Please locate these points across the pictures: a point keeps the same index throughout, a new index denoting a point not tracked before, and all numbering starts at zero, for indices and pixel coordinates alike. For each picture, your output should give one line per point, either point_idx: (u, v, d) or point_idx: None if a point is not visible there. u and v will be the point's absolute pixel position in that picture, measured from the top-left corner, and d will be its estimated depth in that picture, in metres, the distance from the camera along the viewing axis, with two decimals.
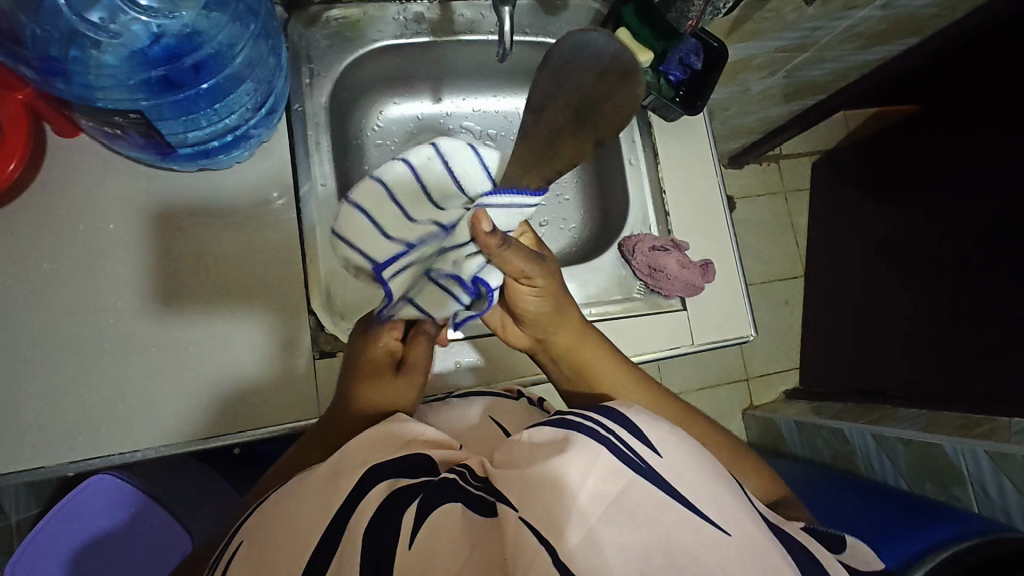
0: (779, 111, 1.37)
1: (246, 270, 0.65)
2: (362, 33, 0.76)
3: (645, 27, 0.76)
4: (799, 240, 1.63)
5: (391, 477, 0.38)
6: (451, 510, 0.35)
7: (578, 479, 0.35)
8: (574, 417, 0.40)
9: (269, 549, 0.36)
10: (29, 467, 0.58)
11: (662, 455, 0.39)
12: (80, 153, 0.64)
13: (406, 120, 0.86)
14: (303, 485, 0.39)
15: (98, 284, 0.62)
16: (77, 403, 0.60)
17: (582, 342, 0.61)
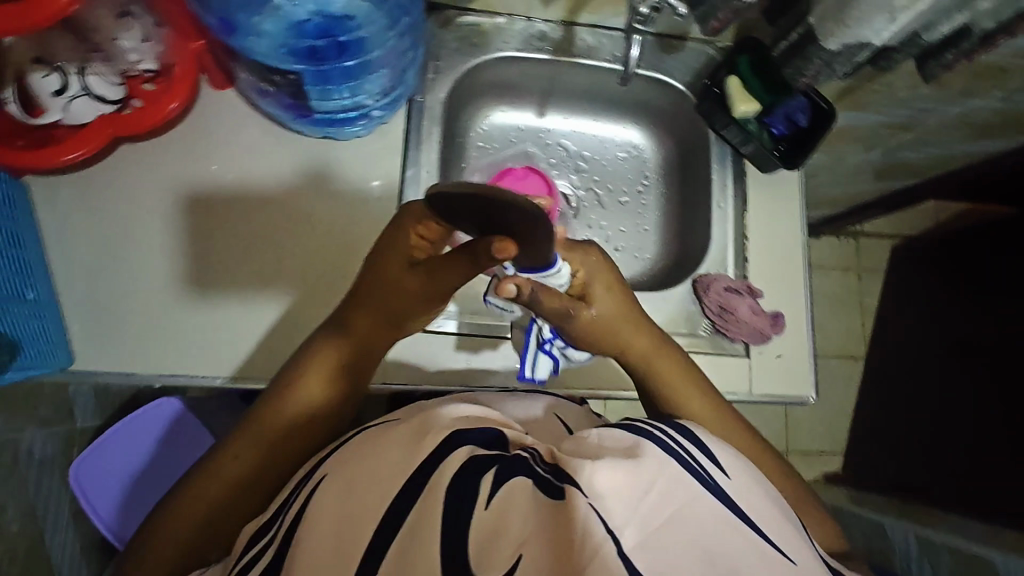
0: (868, 188, 1.35)
1: (297, 239, 0.69)
2: (488, 41, 0.81)
3: (756, 79, 0.79)
4: (866, 321, 1.55)
5: (471, 445, 0.38)
6: (523, 481, 0.35)
7: (648, 477, 0.36)
8: (643, 426, 0.42)
9: (355, 487, 0.38)
10: (124, 370, 0.64)
11: (729, 476, 0.40)
12: (226, 102, 0.70)
13: (508, 128, 0.91)
14: (389, 434, 0.40)
15: (153, 244, 0.66)
16: (172, 321, 0.65)
17: (655, 357, 0.63)
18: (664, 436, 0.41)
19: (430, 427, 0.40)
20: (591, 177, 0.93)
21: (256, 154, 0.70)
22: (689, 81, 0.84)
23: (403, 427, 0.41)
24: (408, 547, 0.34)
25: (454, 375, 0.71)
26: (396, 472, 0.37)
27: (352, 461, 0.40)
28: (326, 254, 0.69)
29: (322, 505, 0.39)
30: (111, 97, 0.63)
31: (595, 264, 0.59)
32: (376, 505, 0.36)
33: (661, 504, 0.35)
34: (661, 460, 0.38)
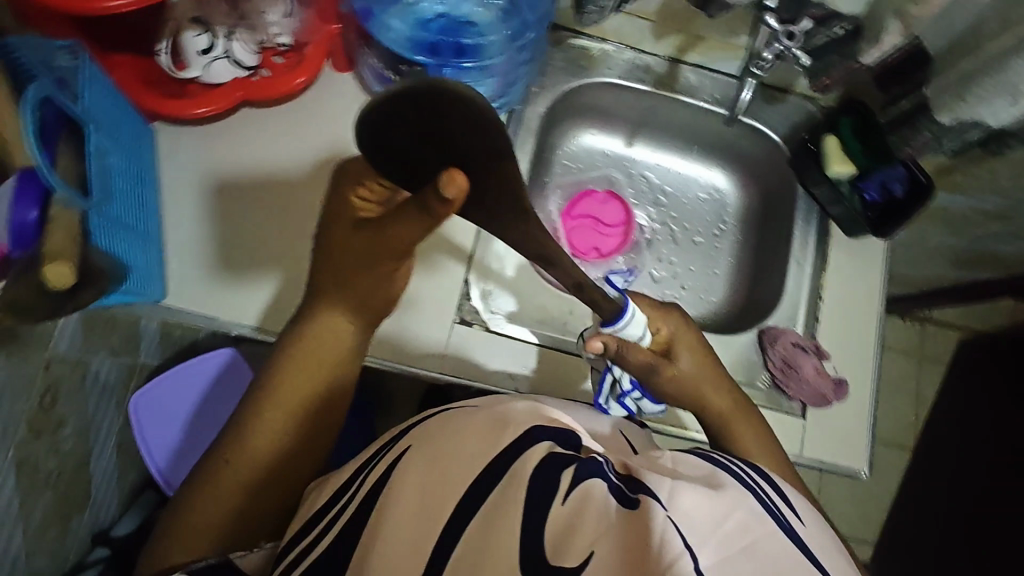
0: (947, 273, 1.30)
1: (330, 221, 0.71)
2: (594, 65, 0.83)
3: (857, 141, 0.79)
4: (920, 411, 1.47)
5: (549, 441, 0.42)
6: (602, 486, 0.39)
7: (730, 505, 0.40)
8: (723, 466, 0.46)
9: (438, 466, 0.43)
10: (199, 315, 0.68)
11: (804, 523, 0.43)
12: (342, 84, 0.74)
13: (595, 152, 0.92)
14: (474, 420, 0.46)
15: (186, 222, 0.69)
16: (246, 274, 0.69)
17: (733, 415, 0.66)
18: (737, 474, 0.46)
19: (511, 422, 0.45)
20: (669, 213, 0.93)
21: (290, 140, 0.73)
22: (786, 133, 0.84)
23: (482, 418, 0.46)
24: (488, 525, 0.39)
25: (505, 379, 0.72)
26: (478, 456, 0.42)
27: (429, 443, 0.46)
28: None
29: (407, 472, 0.45)
30: (247, 64, 0.67)
31: (678, 322, 0.68)
32: (460, 481, 0.42)
33: (743, 527, 0.39)
34: (740, 493, 0.42)
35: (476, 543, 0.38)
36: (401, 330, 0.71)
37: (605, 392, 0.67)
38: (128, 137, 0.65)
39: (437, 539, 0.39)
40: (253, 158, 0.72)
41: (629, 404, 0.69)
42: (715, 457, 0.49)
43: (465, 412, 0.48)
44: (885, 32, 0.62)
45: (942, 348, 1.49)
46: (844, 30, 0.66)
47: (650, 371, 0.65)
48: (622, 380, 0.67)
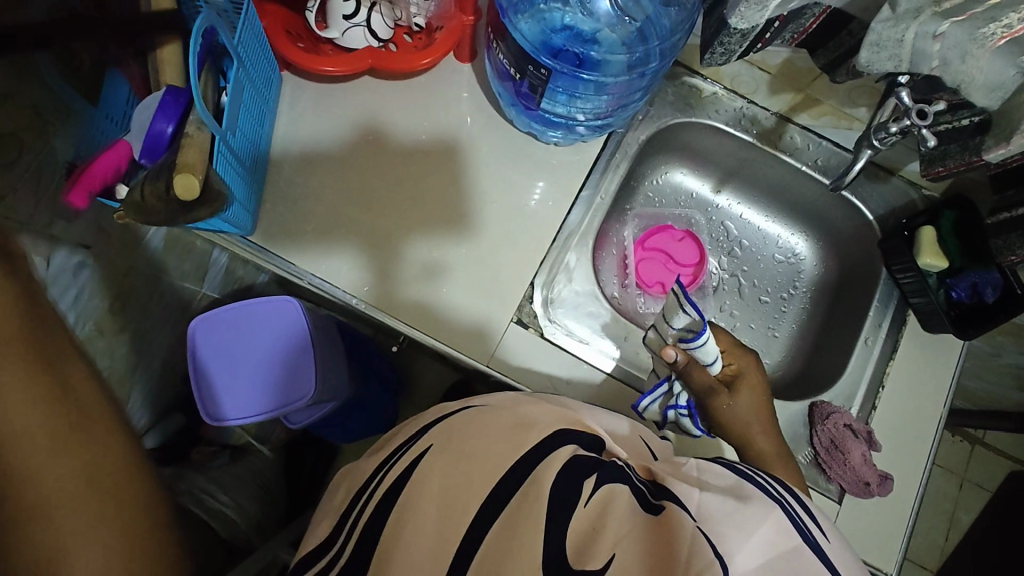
0: (1011, 395, 1.23)
1: (395, 194, 0.75)
2: (701, 106, 0.84)
3: (954, 238, 0.77)
4: (950, 533, 1.39)
5: (575, 444, 0.44)
6: (625, 488, 0.41)
7: (754, 521, 0.40)
8: (744, 473, 0.46)
9: (465, 461, 0.43)
10: (263, 248, 0.73)
11: (831, 541, 0.43)
12: (459, 75, 0.79)
13: (680, 190, 0.93)
14: (494, 413, 0.47)
15: (271, 181, 0.75)
16: (315, 226, 0.74)
17: (778, 470, 0.66)
18: (767, 482, 0.46)
19: (533, 425, 0.45)
20: (740, 265, 0.92)
21: (395, 114, 0.77)
22: (882, 214, 0.82)
23: (505, 415, 0.46)
24: (517, 519, 0.39)
25: (548, 386, 0.72)
26: (506, 453, 0.43)
27: (449, 439, 0.46)
28: (422, 214, 0.75)
29: (434, 466, 0.44)
30: (381, 35, 0.72)
31: (750, 363, 0.71)
32: (484, 479, 0.42)
33: (765, 544, 0.39)
34: (770, 504, 0.42)
35: (507, 536, 0.39)
36: (450, 312, 0.72)
37: (654, 395, 0.68)
38: (261, 80, 0.70)
39: (468, 529, 0.40)
40: (339, 127, 0.77)
41: (674, 418, 0.68)
42: (737, 464, 0.49)
43: (485, 409, 0.48)
44: (1015, 132, 0.58)
45: (988, 473, 1.41)
46: (971, 121, 0.65)
47: (709, 394, 0.67)
48: (675, 392, 0.68)
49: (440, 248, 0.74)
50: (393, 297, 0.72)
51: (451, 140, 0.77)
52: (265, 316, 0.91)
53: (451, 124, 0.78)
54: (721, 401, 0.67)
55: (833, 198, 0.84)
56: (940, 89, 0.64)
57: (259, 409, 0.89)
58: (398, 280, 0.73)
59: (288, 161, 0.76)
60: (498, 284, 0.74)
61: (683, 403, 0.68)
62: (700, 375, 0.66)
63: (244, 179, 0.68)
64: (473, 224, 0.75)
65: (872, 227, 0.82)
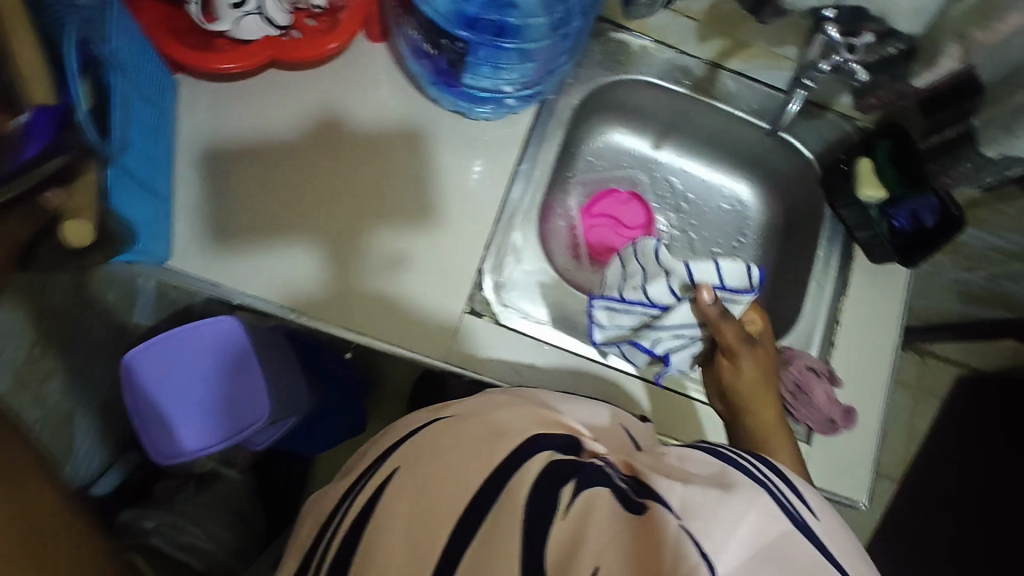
0: (953, 308, 1.29)
1: (335, 186, 0.70)
2: (630, 62, 0.81)
3: (892, 168, 0.77)
4: (910, 442, 1.47)
5: (549, 450, 0.42)
6: (601, 493, 0.38)
7: (739, 510, 0.39)
8: (727, 456, 0.45)
9: (433, 478, 0.41)
10: (186, 272, 0.67)
11: (819, 518, 0.42)
12: (368, 54, 0.73)
13: (621, 151, 0.91)
14: (461, 425, 0.45)
15: (192, 197, 0.68)
16: (241, 240, 0.68)
17: (763, 429, 0.68)
18: (751, 466, 0.44)
19: (505, 433, 0.43)
20: (689, 220, 0.92)
21: (315, 104, 0.71)
22: (820, 150, 0.82)
23: (475, 425, 0.44)
24: (496, 545, 0.36)
25: (512, 374, 0.70)
26: (473, 470, 0.40)
27: (421, 454, 0.43)
28: (363, 209, 0.70)
29: (404, 483, 0.42)
30: (278, 22, 0.65)
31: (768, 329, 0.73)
32: (451, 503, 0.39)
33: (750, 534, 0.38)
34: (755, 488, 0.41)
35: (479, 559, 0.36)
36: (404, 311, 0.68)
37: (627, 307, 0.70)
38: (151, 86, 0.63)
39: (451, 549, 0.37)
40: (249, 126, 0.70)
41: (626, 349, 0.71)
42: (719, 445, 0.48)
43: (452, 421, 0.45)
44: (940, 57, 0.64)
45: (938, 382, 1.49)
46: (897, 50, 0.66)
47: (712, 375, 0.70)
48: (655, 331, 0.70)
49: (384, 243, 0.69)
50: (351, 299, 0.68)
51: (385, 126, 0.72)
52: (196, 336, 0.84)
53: (372, 112, 0.72)
54: (723, 364, 0.70)
55: (769, 140, 0.84)
56: (864, 20, 0.63)
57: (214, 440, 0.85)
58: (353, 280, 0.68)
59: (200, 172, 0.69)
60: (450, 273, 0.70)
61: (650, 349, 0.70)
62: (725, 335, 0.69)
63: (145, 199, 0.61)
64: (416, 213, 0.71)
65: (815, 167, 0.82)
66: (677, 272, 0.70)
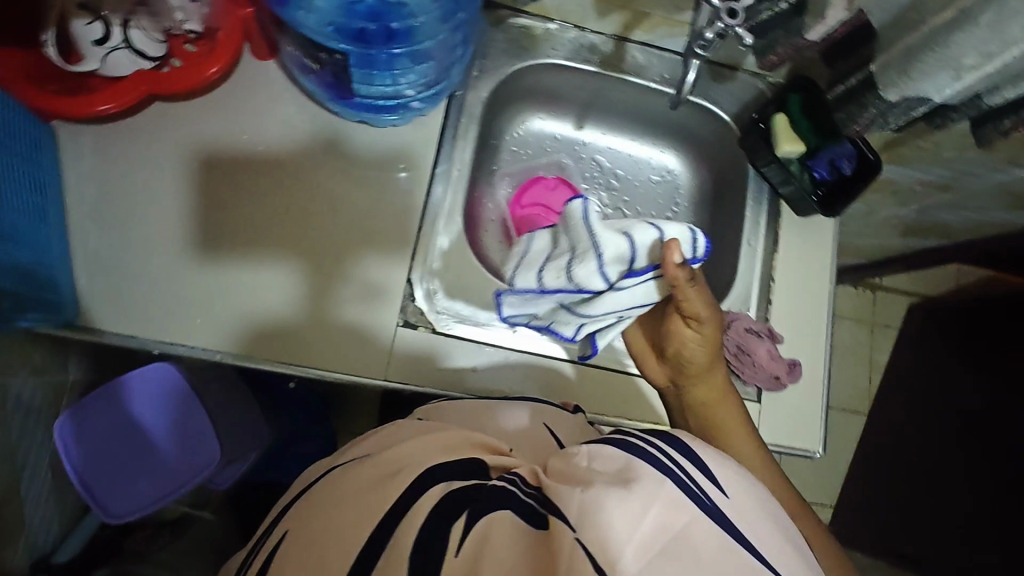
0: (895, 243, 1.32)
1: (305, 206, 0.69)
2: (536, 46, 0.80)
3: (805, 119, 0.77)
4: (873, 376, 1.51)
5: (444, 481, 0.45)
6: (496, 518, 0.41)
7: (642, 507, 0.40)
8: (636, 444, 0.47)
9: (324, 532, 0.45)
10: (119, 332, 0.64)
11: (726, 495, 0.45)
12: (259, 71, 0.70)
13: (543, 136, 0.89)
14: (361, 474, 0.49)
15: (152, 222, 0.66)
16: (173, 289, 0.65)
17: (695, 403, 0.68)
18: (661, 453, 0.46)
19: (397, 473, 0.47)
20: (621, 197, 0.91)
21: (238, 131, 0.69)
22: (736, 112, 0.82)
23: (369, 470, 0.49)
24: None
25: (457, 381, 0.69)
26: (361, 518, 0.44)
27: (321, 502, 0.48)
28: (330, 229, 0.69)
29: (305, 532, 0.46)
30: (151, 53, 0.65)
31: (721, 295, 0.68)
32: (343, 554, 0.43)
33: (656, 527, 0.40)
34: (659, 479, 0.42)
35: None
36: (356, 333, 0.67)
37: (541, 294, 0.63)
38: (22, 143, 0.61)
39: None
40: (160, 164, 0.67)
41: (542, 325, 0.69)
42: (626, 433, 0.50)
43: (350, 471, 0.50)
44: (828, 7, 0.63)
45: (893, 313, 1.54)
46: (788, 4, 0.64)
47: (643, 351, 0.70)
48: (576, 317, 0.64)
49: (337, 266, 0.68)
50: (317, 322, 0.67)
51: (336, 145, 0.71)
52: (132, 392, 0.86)
53: (276, 136, 0.70)
54: (684, 326, 0.63)
55: (683, 107, 0.83)
56: None
57: (175, 485, 0.87)
58: (323, 305, 0.67)
59: (106, 222, 0.66)
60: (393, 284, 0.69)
61: (572, 334, 0.67)
62: (687, 305, 0.59)
63: (37, 263, 0.60)
64: (359, 231, 0.69)
65: (733, 128, 0.83)
66: (610, 249, 0.57)
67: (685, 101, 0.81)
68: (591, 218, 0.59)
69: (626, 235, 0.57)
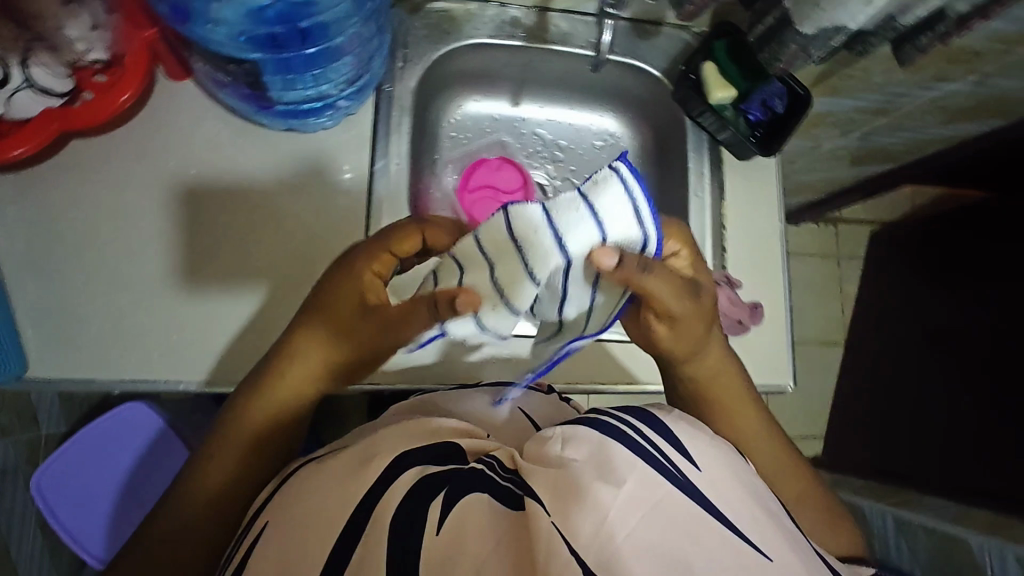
0: (847, 174, 1.34)
1: (274, 225, 0.70)
2: (458, 28, 0.79)
3: (733, 66, 0.78)
4: (845, 306, 1.55)
5: (420, 465, 0.47)
6: (472, 499, 0.42)
7: (614, 491, 0.42)
8: (614, 425, 0.48)
9: (302, 523, 0.45)
10: (80, 378, 0.64)
11: (701, 468, 0.47)
12: (180, 95, 0.70)
13: (482, 117, 0.89)
14: (335, 466, 0.49)
15: (95, 263, 0.66)
16: (127, 327, 0.65)
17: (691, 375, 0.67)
18: (637, 434, 0.47)
19: (372, 458, 0.48)
20: (567, 167, 0.92)
21: (169, 161, 0.69)
22: (666, 67, 0.83)
23: (342, 463, 0.48)
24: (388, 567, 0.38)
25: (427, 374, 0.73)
26: (337, 509, 0.44)
27: (295, 495, 0.48)
28: (302, 247, 0.70)
29: (279, 534, 0.46)
30: (59, 89, 0.63)
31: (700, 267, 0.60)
32: (320, 543, 0.43)
33: (632, 502, 0.41)
34: (632, 462, 0.44)
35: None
36: None
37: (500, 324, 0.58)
38: None
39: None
40: (96, 205, 0.67)
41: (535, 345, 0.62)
42: (603, 413, 0.52)
43: (323, 467, 0.49)
44: None
45: (855, 242, 1.57)
46: None
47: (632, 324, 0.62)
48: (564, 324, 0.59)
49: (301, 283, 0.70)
50: None
51: (270, 159, 0.71)
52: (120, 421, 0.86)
53: (209, 158, 0.70)
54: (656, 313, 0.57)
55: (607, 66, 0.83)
56: None
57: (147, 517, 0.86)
58: None
59: (47, 270, 0.65)
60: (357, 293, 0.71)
61: None
62: (653, 300, 0.53)
63: None
64: (311, 242, 0.70)
65: (665, 82, 0.83)
66: (540, 262, 0.50)
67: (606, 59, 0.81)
68: (528, 241, 0.49)
69: (553, 237, 0.49)
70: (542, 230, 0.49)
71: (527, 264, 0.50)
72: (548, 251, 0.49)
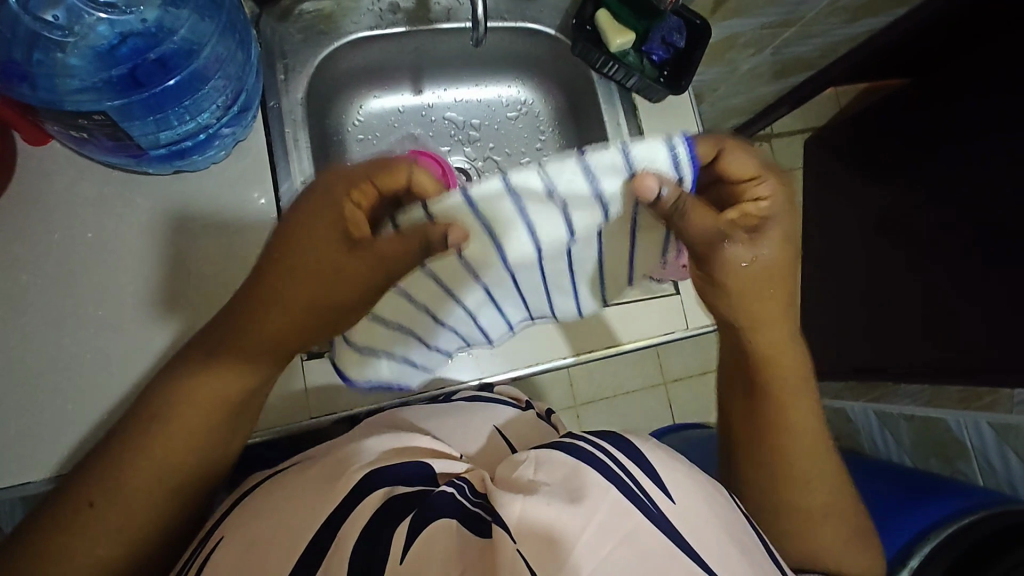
0: (769, 91, 1.33)
1: (190, 278, 0.66)
2: (335, 26, 0.74)
3: (625, 8, 0.74)
4: None
5: (389, 485, 0.45)
6: (436, 523, 0.41)
7: (581, 526, 0.39)
8: (587, 449, 0.44)
9: (258, 541, 0.43)
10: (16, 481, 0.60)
11: (675, 501, 0.42)
12: (50, 160, 0.65)
13: (386, 113, 0.85)
14: (299, 488, 0.47)
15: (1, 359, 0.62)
16: (54, 417, 0.62)
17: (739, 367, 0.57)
18: (608, 459, 0.43)
19: (339, 473, 0.46)
20: (486, 146, 0.89)
21: (56, 235, 0.65)
22: (558, 23, 0.79)
23: (305, 483, 0.47)
24: None
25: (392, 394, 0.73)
26: (296, 528, 0.43)
27: (255, 510, 0.46)
28: (223, 278, 0.66)
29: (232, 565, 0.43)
30: None
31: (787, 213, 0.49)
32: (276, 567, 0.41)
33: (600, 538, 0.39)
34: (604, 492, 0.40)
35: None
36: (286, 390, 0.70)
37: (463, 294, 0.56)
38: None
39: None
40: None
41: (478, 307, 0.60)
42: (577, 434, 0.48)
43: (279, 492, 0.47)
44: None
45: (793, 156, 1.58)
46: None
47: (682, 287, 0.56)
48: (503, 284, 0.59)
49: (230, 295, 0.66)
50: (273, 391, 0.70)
51: (163, 207, 0.67)
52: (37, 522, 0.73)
53: (99, 223, 0.65)
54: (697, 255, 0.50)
55: (492, 34, 0.79)
56: None
57: None
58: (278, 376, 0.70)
59: None
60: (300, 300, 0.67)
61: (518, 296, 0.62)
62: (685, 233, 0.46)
63: None
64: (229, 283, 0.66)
65: (560, 36, 0.80)
66: (566, 190, 0.43)
67: (490, 27, 0.77)
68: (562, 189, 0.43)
69: (583, 161, 0.42)
70: (582, 185, 0.43)
71: (545, 186, 0.43)
72: (579, 184, 0.43)
